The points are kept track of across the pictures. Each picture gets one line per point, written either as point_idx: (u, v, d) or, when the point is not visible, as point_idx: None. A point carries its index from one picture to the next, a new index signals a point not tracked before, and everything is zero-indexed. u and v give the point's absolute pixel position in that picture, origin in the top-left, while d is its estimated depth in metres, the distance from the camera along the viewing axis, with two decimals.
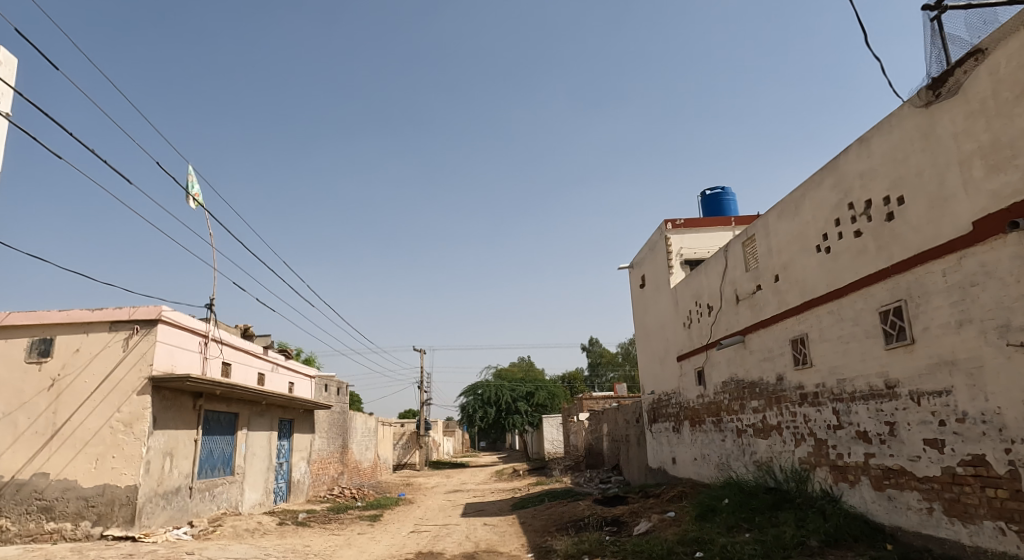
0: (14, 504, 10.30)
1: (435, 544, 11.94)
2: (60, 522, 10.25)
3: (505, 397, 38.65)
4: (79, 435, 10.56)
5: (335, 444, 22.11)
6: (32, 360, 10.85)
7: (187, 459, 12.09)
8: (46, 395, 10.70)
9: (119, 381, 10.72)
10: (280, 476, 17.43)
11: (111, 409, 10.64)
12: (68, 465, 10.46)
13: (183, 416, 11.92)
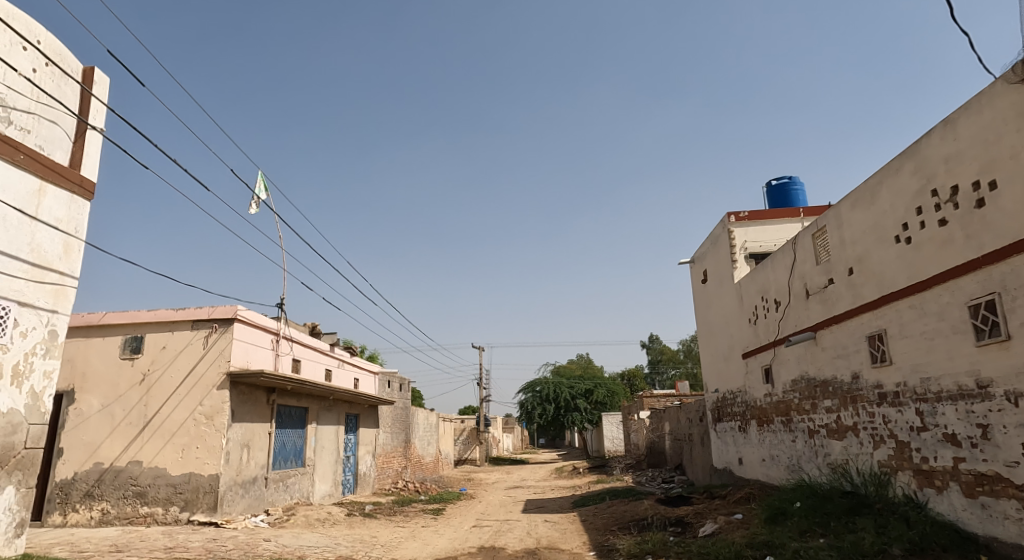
0: (113, 489, 11.09)
1: (496, 539, 12.07)
2: (152, 507, 10.96)
3: (565, 393, 38.58)
4: (167, 427, 11.27)
5: (398, 438, 22.68)
6: (125, 356, 11.64)
7: (263, 450, 12.70)
8: (138, 389, 11.47)
9: (201, 376, 11.40)
10: (348, 469, 18.06)
11: (194, 402, 11.32)
12: (158, 454, 11.18)
13: (258, 409, 12.52)
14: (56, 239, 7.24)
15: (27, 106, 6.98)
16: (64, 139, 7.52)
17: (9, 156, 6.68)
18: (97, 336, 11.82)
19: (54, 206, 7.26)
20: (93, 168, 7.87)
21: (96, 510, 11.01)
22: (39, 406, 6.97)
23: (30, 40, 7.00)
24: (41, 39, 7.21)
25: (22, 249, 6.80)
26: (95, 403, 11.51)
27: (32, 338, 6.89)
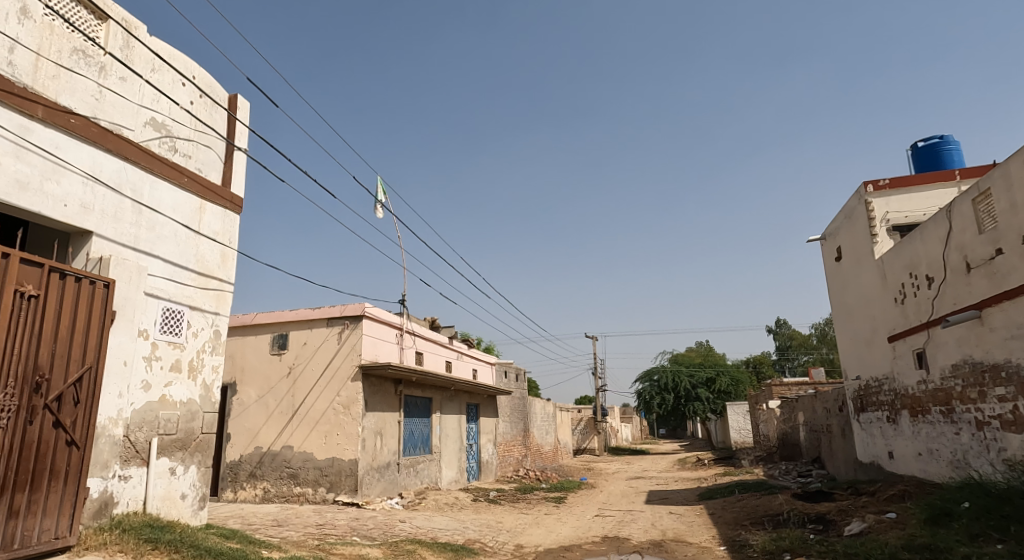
0: (271, 470, 12.24)
1: (621, 529, 11.92)
2: (304, 487, 11.96)
3: (684, 382, 37.32)
4: (311, 415, 12.24)
5: (518, 428, 23.09)
6: (273, 351, 12.79)
7: (394, 438, 13.43)
8: (286, 381, 12.55)
9: (337, 369, 12.24)
10: (472, 456, 18.67)
11: (333, 393, 12.20)
12: (306, 440, 12.19)
13: (388, 399, 13.25)
14: (215, 249, 8.06)
15: (188, 134, 7.80)
16: (216, 161, 8.31)
17: (176, 179, 7.50)
18: (250, 334, 13.09)
19: (212, 221, 8.07)
20: (239, 184, 8.62)
21: (259, 488, 12.20)
22: (211, 396, 7.82)
23: (187, 76, 7.80)
24: (195, 73, 8.00)
25: (190, 260, 7.64)
26: (253, 394, 12.75)
27: (202, 338, 7.73)
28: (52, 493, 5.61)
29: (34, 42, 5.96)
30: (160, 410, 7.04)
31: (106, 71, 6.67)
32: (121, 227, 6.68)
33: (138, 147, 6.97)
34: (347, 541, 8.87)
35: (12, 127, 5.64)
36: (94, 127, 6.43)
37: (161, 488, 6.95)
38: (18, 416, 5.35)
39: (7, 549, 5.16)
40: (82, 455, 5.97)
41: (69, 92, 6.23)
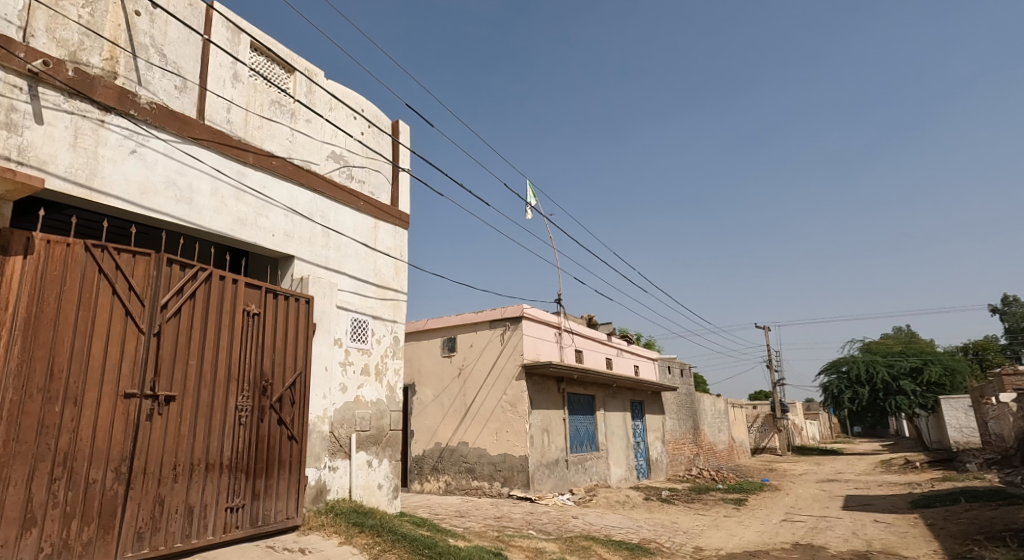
0: (451, 464, 13.05)
1: (814, 536, 10.93)
2: (480, 481, 12.57)
3: (881, 374, 33.33)
4: (482, 413, 12.86)
5: (687, 425, 22.28)
6: (444, 354, 13.67)
7: (560, 435, 13.64)
8: (457, 381, 13.34)
9: (502, 369, 12.72)
10: (640, 454, 18.34)
11: (500, 391, 12.70)
12: (480, 437, 12.82)
13: (552, 397, 13.48)
14: (389, 263, 8.80)
15: (361, 162, 8.60)
16: (385, 183, 9.07)
17: (354, 204, 8.31)
18: (423, 339, 14.13)
19: (385, 238, 8.82)
20: (404, 201, 9.32)
21: (442, 480, 13.06)
22: (395, 396, 8.52)
23: (357, 110, 8.60)
24: (364, 106, 8.79)
25: (370, 274, 8.42)
26: (429, 393, 13.72)
27: (384, 343, 8.48)
28: (281, 479, 6.53)
29: (243, 100, 6.94)
30: (357, 409, 7.83)
31: (295, 116, 7.58)
32: (314, 249, 7.56)
33: (323, 178, 7.84)
34: (524, 534, 9.16)
35: (233, 174, 6.63)
36: (289, 165, 7.35)
37: (361, 479, 7.73)
38: (252, 414, 6.29)
39: (253, 525, 6.12)
40: (301, 448, 6.85)
41: (270, 138, 7.18)
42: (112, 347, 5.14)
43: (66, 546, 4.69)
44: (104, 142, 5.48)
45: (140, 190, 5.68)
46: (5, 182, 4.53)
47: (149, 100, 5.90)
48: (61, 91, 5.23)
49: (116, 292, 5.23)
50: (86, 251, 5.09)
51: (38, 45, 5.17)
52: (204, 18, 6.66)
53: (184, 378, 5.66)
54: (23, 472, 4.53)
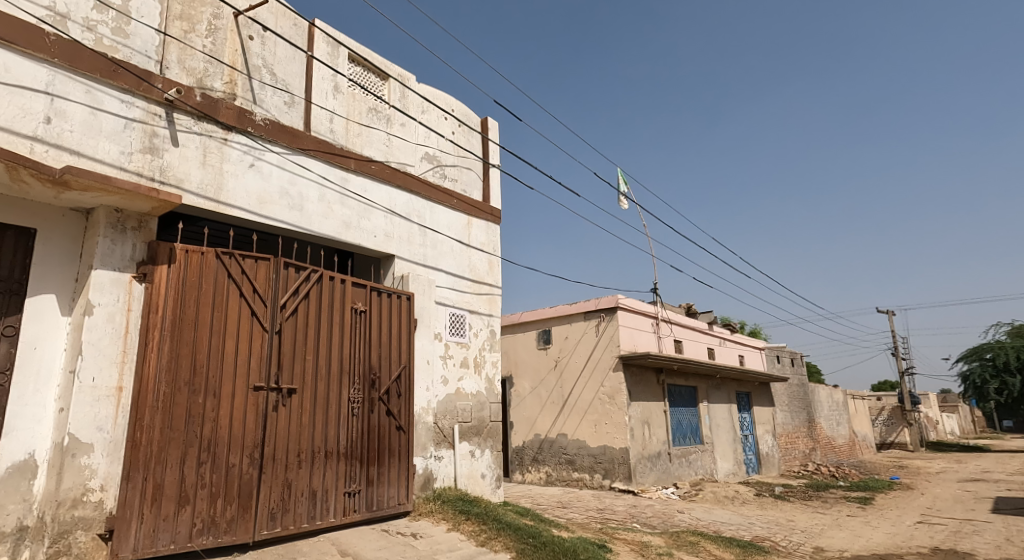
0: (551, 456, 13.18)
1: (955, 541, 10.01)
2: (581, 473, 12.58)
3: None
4: (580, 405, 12.87)
5: (800, 418, 21.10)
6: (540, 346, 13.84)
7: (662, 427, 13.38)
8: (554, 373, 13.46)
9: (599, 361, 12.66)
10: (749, 448, 17.61)
11: (597, 383, 12.64)
12: (578, 428, 12.83)
13: (652, 389, 13.24)
14: (483, 259, 9.01)
15: (453, 161, 8.86)
16: (477, 180, 9.28)
17: (448, 202, 8.57)
18: (519, 332, 14.37)
19: (479, 234, 9.04)
20: (496, 197, 9.49)
21: (542, 471, 13.22)
22: (494, 388, 8.73)
23: (448, 110, 8.84)
24: (454, 106, 9.03)
25: (465, 270, 8.66)
26: (527, 385, 13.95)
27: (481, 337, 8.71)
28: (392, 467, 6.91)
29: (343, 110, 7.36)
30: (458, 400, 8.11)
31: (391, 121, 7.94)
32: (413, 248, 7.89)
33: (419, 179, 8.15)
34: (628, 527, 9.10)
35: (336, 180, 7.05)
36: (387, 169, 7.71)
37: (466, 468, 7.99)
38: (363, 406, 6.70)
39: (368, 509, 6.52)
40: (408, 437, 7.21)
41: (369, 144, 7.57)
42: (241, 345, 5.66)
43: (214, 522, 5.24)
44: (227, 158, 6.01)
45: (259, 201, 6.19)
46: (151, 201, 5.11)
47: (264, 117, 6.41)
48: (192, 115, 5.80)
49: (243, 294, 5.75)
50: (217, 258, 5.62)
51: (172, 75, 5.75)
52: (307, 36, 7.12)
53: (303, 373, 6.13)
54: (177, 455, 5.11)
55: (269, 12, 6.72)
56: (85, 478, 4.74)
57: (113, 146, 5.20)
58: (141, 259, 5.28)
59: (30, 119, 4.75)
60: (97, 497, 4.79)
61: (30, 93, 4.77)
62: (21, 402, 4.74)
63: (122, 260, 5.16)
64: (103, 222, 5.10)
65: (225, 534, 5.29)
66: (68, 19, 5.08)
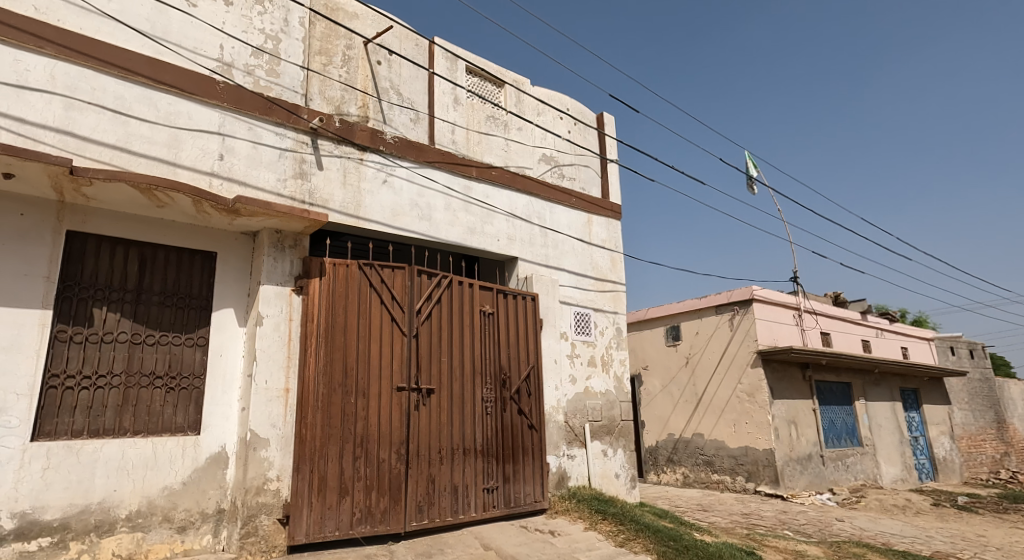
0: (687, 456, 12.73)
1: None
2: (721, 475, 12.00)
3: None
4: (716, 403, 12.31)
5: (985, 418, 18.59)
6: (669, 343, 13.48)
7: (811, 427, 12.45)
8: (685, 370, 13.05)
9: (734, 357, 12.05)
10: (920, 452, 15.84)
11: (734, 380, 12.03)
12: (715, 428, 12.27)
13: (797, 386, 12.36)
14: (605, 256, 8.94)
15: (571, 159, 8.88)
16: (595, 177, 9.24)
17: (567, 201, 8.61)
18: (646, 329, 14.12)
19: (599, 231, 8.99)
20: (616, 192, 9.39)
21: (679, 472, 12.81)
22: (623, 386, 8.63)
23: (563, 110, 8.89)
24: (570, 105, 9.05)
25: (588, 268, 8.65)
26: (657, 384, 13.63)
27: (608, 335, 8.65)
28: (526, 465, 7.08)
29: (464, 121, 7.67)
30: (588, 399, 8.11)
31: (508, 126, 8.14)
32: (535, 249, 8.03)
33: (538, 181, 8.28)
34: (779, 535, 8.58)
35: (460, 189, 7.37)
36: (507, 173, 7.91)
37: (599, 467, 7.98)
38: (496, 405, 6.92)
39: (506, 506, 6.74)
40: (541, 436, 7.34)
41: (489, 151, 7.82)
42: (384, 348, 6.10)
43: (370, 513, 5.69)
44: (364, 176, 6.50)
45: (392, 214, 6.63)
46: (304, 221, 5.66)
47: (393, 135, 6.85)
48: (332, 140, 6.34)
49: (383, 301, 6.19)
50: (359, 269, 6.11)
51: (315, 106, 6.34)
52: (428, 54, 7.51)
53: (439, 373, 6.47)
54: (336, 450, 5.62)
55: (394, 36, 7.18)
56: (264, 469, 5.34)
57: (271, 174, 5.83)
58: (298, 274, 5.87)
59: (207, 158, 5.45)
60: (274, 486, 5.37)
61: (207, 135, 5.48)
62: (213, 403, 5.46)
63: (283, 276, 5.76)
64: (267, 243, 5.74)
65: (381, 524, 5.72)
66: (232, 67, 5.77)
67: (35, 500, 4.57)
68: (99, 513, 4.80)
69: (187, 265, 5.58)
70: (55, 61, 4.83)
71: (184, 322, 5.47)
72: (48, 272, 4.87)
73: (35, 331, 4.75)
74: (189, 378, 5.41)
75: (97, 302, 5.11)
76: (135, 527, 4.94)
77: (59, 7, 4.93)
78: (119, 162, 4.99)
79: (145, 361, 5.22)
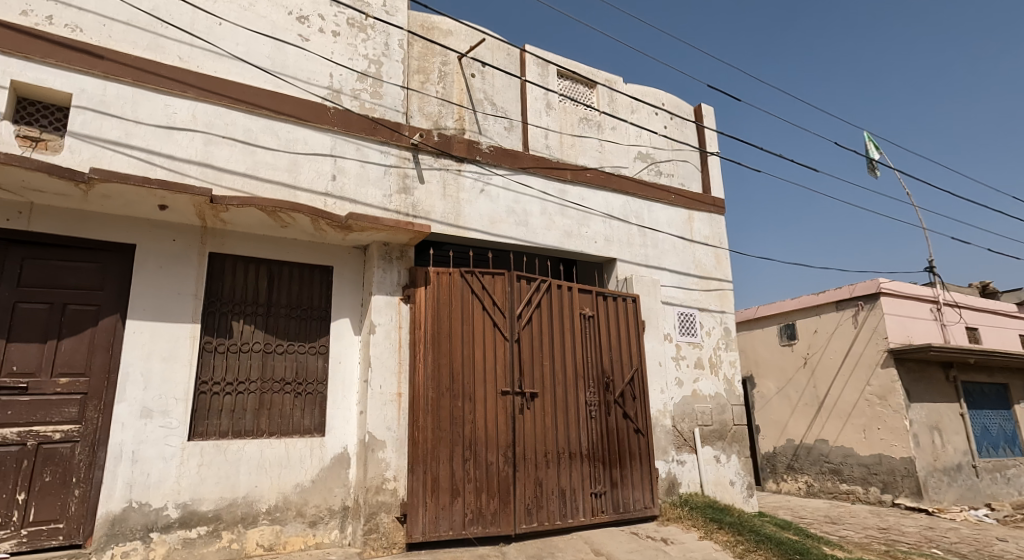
0: (810, 464, 11.86)
1: None
2: (852, 485, 11.02)
3: None
4: (842, 407, 11.39)
5: None
6: (784, 343, 12.69)
7: (958, 434, 11.18)
8: (804, 372, 12.21)
9: (861, 356, 11.12)
10: None
11: (861, 382, 11.08)
12: (842, 434, 11.33)
13: (939, 388, 11.15)
14: (709, 253, 8.59)
15: (668, 156, 8.63)
16: (695, 172, 8.92)
17: (666, 199, 8.38)
18: (757, 328, 13.39)
19: (702, 228, 8.66)
20: (718, 185, 9.01)
21: (801, 481, 11.97)
22: (735, 389, 8.23)
23: (658, 105, 8.67)
24: (665, 100, 8.81)
25: (691, 267, 8.35)
26: (772, 386, 12.85)
27: (715, 335, 8.30)
28: (634, 470, 6.94)
29: (557, 125, 7.70)
30: (696, 403, 7.82)
31: (602, 127, 8.07)
32: (634, 250, 7.88)
33: (634, 180, 8.13)
34: (925, 553, 7.77)
35: (556, 193, 7.40)
36: (602, 174, 7.84)
37: (712, 474, 7.65)
38: (600, 408, 6.85)
39: (615, 511, 6.64)
40: (648, 441, 7.17)
41: (583, 153, 7.79)
42: (488, 353, 6.24)
43: (482, 514, 5.83)
44: (462, 187, 6.71)
45: (490, 221, 6.79)
46: (408, 233, 5.94)
47: (489, 144, 7.02)
48: (432, 154, 6.61)
49: (485, 308, 6.34)
50: (461, 277, 6.31)
51: (415, 123, 6.65)
52: (520, 62, 7.63)
53: (542, 377, 6.52)
54: (447, 452, 5.83)
55: (487, 48, 7.37)
56: (382, 469, 5.64)
57: (377, 190, 6.17)
58: (405, 283, 6.16)
59: (321, 179, 5.88)
60: (392, 486, 5.65)
61: (320, 157, 5.91)
62: (335, 406, 5.85)
63: (391, 286, 6.08)
64: (376, 256, 6.08)
65: (492, 525, 5.85)
66: (341, 93, 6.19)
67: (193, 493, 5.13)
68: (244, 506, 5.29)
69: (306, 279, 6.04)
70: (196, 102, 5.43)
71: (306, 332, 5.92)
72: (196, 289, 5.46)
73: (187, 342, 5.35)
74: (312, 384, 5.84)
75: (235, 315, 5.66)
76: (274, 520, 5.40)
77: (197, 54, 5.53)
78: (248, 188, 5.51)
79: (276, 368, 5.71)
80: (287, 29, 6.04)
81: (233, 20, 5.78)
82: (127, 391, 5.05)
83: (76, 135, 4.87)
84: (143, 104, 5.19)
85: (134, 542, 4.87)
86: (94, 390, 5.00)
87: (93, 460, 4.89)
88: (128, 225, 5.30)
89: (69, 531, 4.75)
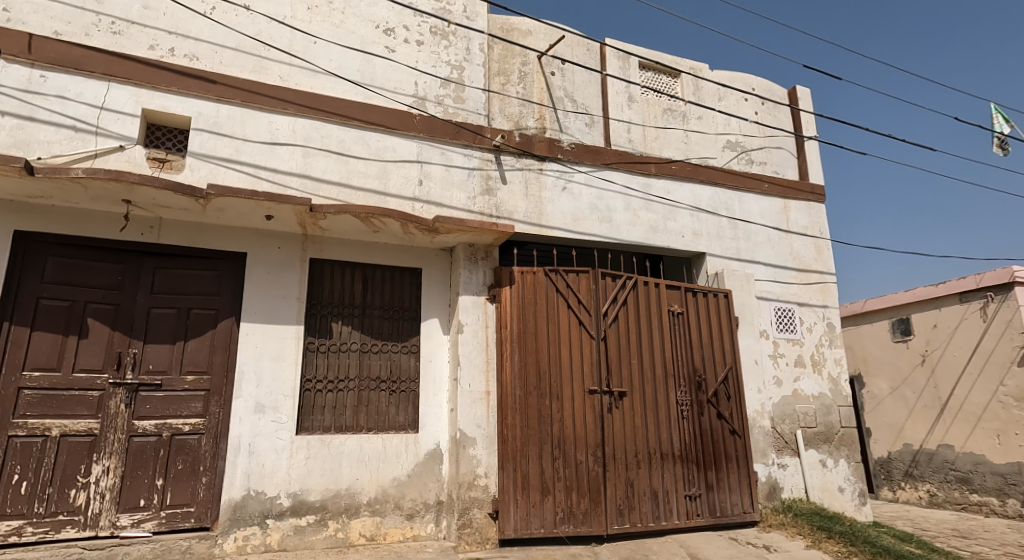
0: (933, 471, 10.81)
1: None
2: (984, 496, 9.84)
3: None
4: (970, 410, 10.30)
5: None
6: (897, 339, 11.69)
7: None
8: (922, 370, 11.18)
9: (992, 353, 10.01)
10: None
11: (994, 382, 9.97)
12: (970, 439, 10.23)
13: None
14: (809, 245, 8.08)
15: (760, 143, 8.20)
16: (790, 158, 8.41)
17: (759, 188, 7.96)
18: (865, 323, 12.43)
19: (799, 217, 8.16)
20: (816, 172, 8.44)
21: (923, 490, 10.94)
22: (842, 390, 7.68)
23: (748, 91, 8.26)
24: (755, 85, 8.38)
25: (789, 259, 7.89)
26: (885, 386, 11.87)
27: (817, 331, 7.78)
28: (731, 473, 6.65)
29: (640, 118, 7.53)
30: (797, 403, 7.37)
31: (687, 117, 7.80)
32: (725, 243, 7.56)
33: (724, 170, 7.79)
34: None
35: (640, 187, 7.24)
36: (689, 166, 7.58)
37: (817, 479, 7.18)
38: (693, 408, 6.63)
39: (712, 515, 6.40)
40: (745, 443, 6.84)
41: (668, 146, 7.57)
42: (574, 352, 6.22)
43: (573, 513, 5.82)
44: (545, 186, 6.73)
45: (574, 219, 6.76)
46: (493, 233, 6.04)
47: (570, 142, 6.99)
48: (514, 155, 6.67)
49: (570, 306, 6.32)
50: (545, 276, 6.32)
51: (497, 125, 6.75)
52: (600, 57, 7.55)
53: (631, 376, 6.40)
54: (536, 450, 5.87)
55: (566, 45, 7.35)
56: (473, 466, 5.76)
57: (461, 193, 6.32)
58: (490, 283, 6.26)
59: (409, 185, 6.10)
60: (483, 482, 5.77)
61: (407, 163, 6.14)
62: (427, 403, 6.06)
63: (477, 286, 6.20)
64: (462, 257, 6.23)
65: (583, 524, 5.82)
66: (426, 100, 6.40)
67: (301, 483, 5.49)
68: (347, 497, 5.59)
69: (397, 281, 6.30)
70: (295, 118, 5.81)
71: (398, 332, 6.17)
72: (299, 293, 5.84)
73: (292, 343, 5.73)
74: (405, 382, 6.08)
75: (334, 317, 6.00)
76: (374, 512, 5.66)
77: (295, 73, 5.92)
78: (342, 196, 5.82)
79: (372, 367, 5.99)
80: (375, 42, 6.32)
81: (326, 38, 6.13)
82: (243, 389, 5.48)
83: (195, 155, 5.35)
84: (250, 123, 5.62)
85: (252, 527, 5.28)
86: (215, 387, 5.48)
87: (216, 451, 5.36)
88: (238, 235, 5.75)
89: (199, 515, 5.23)
